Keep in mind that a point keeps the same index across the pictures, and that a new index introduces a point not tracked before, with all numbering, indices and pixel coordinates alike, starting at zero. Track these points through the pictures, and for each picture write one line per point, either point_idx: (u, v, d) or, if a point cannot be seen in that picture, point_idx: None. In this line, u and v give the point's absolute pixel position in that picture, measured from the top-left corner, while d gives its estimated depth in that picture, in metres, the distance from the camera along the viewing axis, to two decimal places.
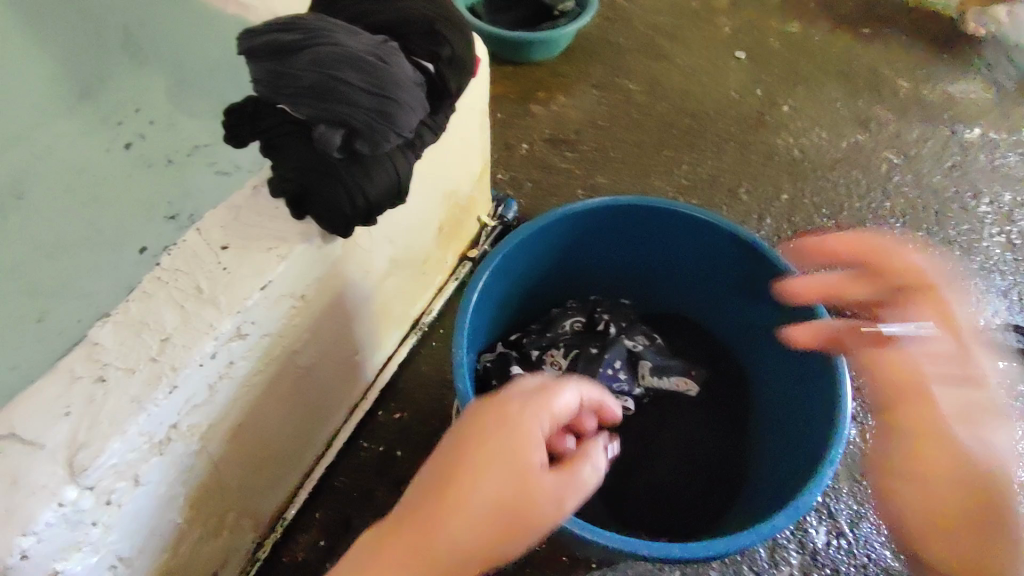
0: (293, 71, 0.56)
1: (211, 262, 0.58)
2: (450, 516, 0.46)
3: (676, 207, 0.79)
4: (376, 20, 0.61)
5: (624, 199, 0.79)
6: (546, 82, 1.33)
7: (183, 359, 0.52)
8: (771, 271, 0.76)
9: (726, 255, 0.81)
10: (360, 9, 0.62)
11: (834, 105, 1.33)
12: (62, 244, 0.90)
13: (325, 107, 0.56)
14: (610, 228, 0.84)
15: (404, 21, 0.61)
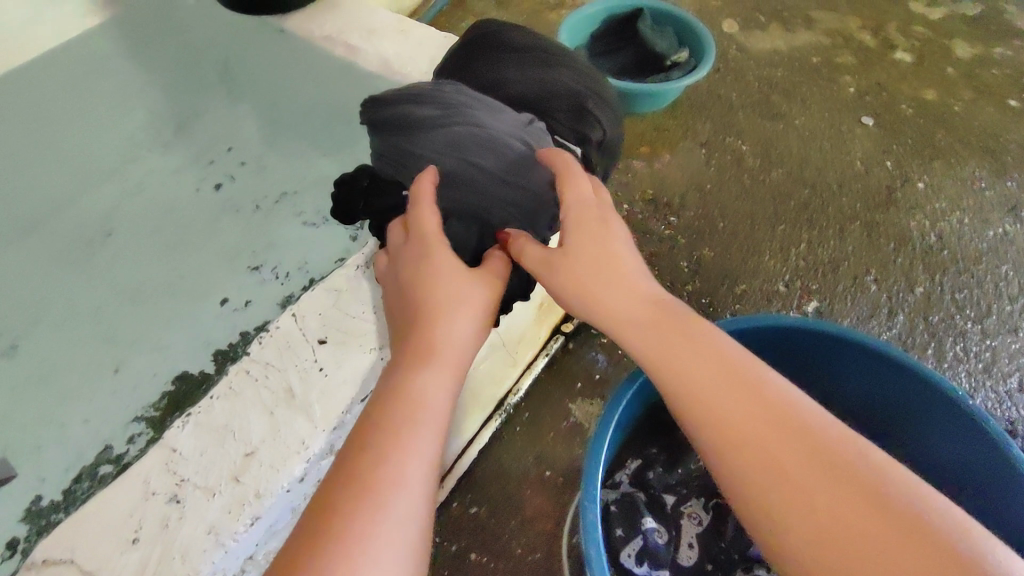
0: (425, 153, 0.53)
1: (306, 359, 0.51)
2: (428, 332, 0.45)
3: (832, 326, 0.67)
4: (515, 91, 0.56)
5: (788, 319, 0.67)
6: (650, 137, 1.23)
7: (269, 483, 0.45)
8: (963, 425, 0.64)
9: (901, 390, 0.68)
10: (496, 77, 0.56)
11: (976, 185, 1.19)
12: (143, 288, 0.86)
13: (459, 197, 0.53)
14: (759, 348, 0.71)
15: (549, 96, 0.55)
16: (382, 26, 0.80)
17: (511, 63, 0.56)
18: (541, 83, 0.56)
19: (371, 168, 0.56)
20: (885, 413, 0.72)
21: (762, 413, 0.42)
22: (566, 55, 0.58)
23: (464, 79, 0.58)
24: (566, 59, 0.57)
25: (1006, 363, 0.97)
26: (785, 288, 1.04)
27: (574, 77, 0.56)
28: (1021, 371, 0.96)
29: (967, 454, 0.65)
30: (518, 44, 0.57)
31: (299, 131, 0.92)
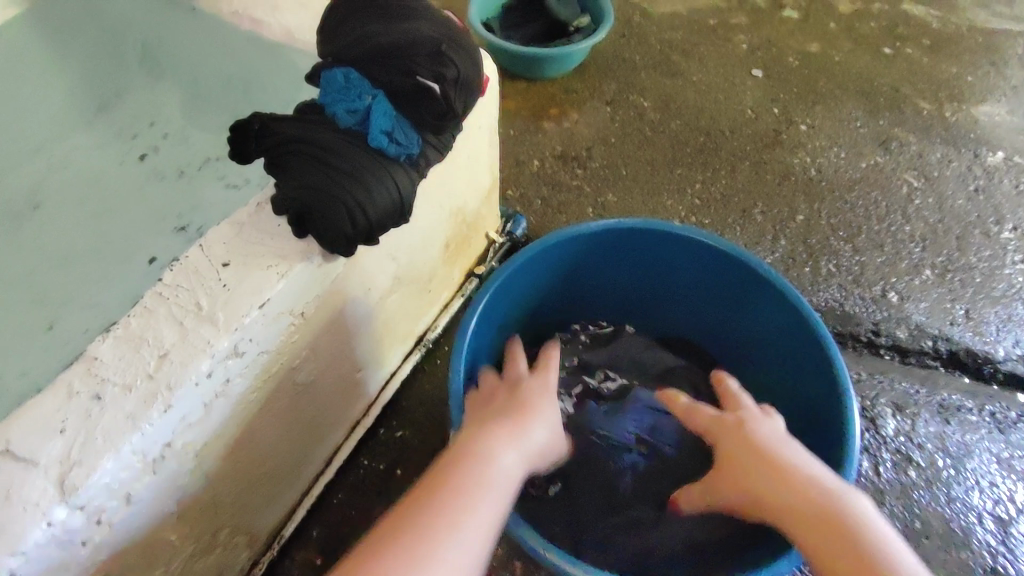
0: (295, 142, 0.62)
1: (211, 278, 0.57)
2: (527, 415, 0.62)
3: (669, 227, 0.77)
4: (380, 41, 0.63)
5: (629, 222, 0.77)
6: (559, 98, 1.32)
7: (179, 377, 0.52)
8: (784, 304, 0.74)
9: (736, 279, 0.78)
10: (365, 30, 0.64)
11: (853, 124, 1.32)
12: (74, 253, 0.91)
13: (305, 179, 0.60)
14: (616, 253, 0.81)
15: (410, 41, 0.62)
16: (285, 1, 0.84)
17: (376, 20, 0.64)
18: (401, 32, 0.63)
19: (263, 115, 0.64)
20: (732, 305, 0.82)
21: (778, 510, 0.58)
22: (424, 10, 0.66)
23: (340, 35, 0.66)
24: (424, 13, 0.65)
25: (873, 275, 1.08)
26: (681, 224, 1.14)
27: (430, 27, 0.64)
28: (885, 280, 1.08)
29: (791, 332, 0.75)
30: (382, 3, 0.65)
31: (218, 104, 0.98)
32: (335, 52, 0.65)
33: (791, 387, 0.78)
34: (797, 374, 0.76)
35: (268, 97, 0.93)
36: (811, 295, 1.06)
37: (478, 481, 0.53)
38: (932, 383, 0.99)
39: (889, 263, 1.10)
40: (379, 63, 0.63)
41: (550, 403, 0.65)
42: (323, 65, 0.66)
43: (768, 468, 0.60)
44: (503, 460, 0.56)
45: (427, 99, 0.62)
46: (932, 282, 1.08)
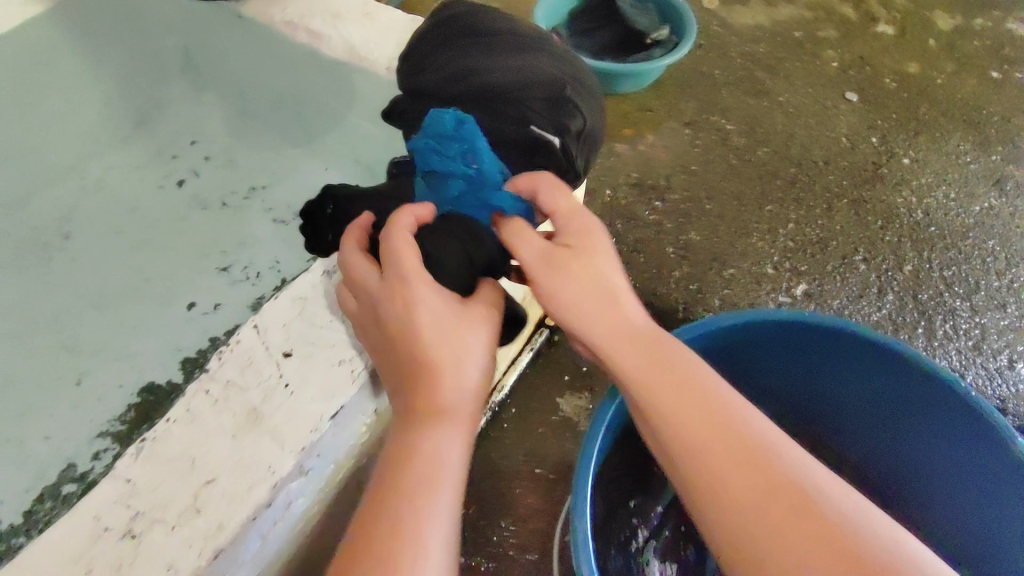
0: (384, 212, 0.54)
1: (270, 375, 0.47)
2: (434, 377, 0.43)
3: (800, 319, 0.65)
4: (488, 80, 0.52)
5: (755, 314, 0.65)
6: (633, 117, 1.19)
7: (233, 512, 0.41)
8: (942, 409, 0.63)
9: (871, 376, 0.66)
10: (467, 64, 0.53)
11: (963, 160, 1.18)
12: (106, 292, 0.81)
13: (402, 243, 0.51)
14: (729, 347, 0.69)
15: (526, 83, 0.52)
16: (348, 10, 0.73)
17: (479, 52, 0.53)
18: (511, 69, 0.52)
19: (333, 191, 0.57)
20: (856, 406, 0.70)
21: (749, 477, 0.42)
22: (537, 42, 0.54)
23: (434, 66, 0.54)
24: (538, 45, 0.54)
25: (996, 341, 0.95)
26: (775, 270, 1.01)
27: (548, 64, 0.53)
28: (1011, 348, 0.95)
29: (948, 439, 0.64)
30: (485, 32, 0.54)
31: (267, 122, 0.88)
32: (426, 89, 0.54)
33: (960, 506, 0.65)
34: (957, 488, 0.65)
35: (325, 119, 0.82)
36: None
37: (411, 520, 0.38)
38: None
39: (1015, 327, 0.97)
40: (487, 108, 0.51)
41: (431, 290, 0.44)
42: (412, 104, 0.56)
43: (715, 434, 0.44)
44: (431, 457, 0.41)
45: (545, 156, 0.52)
46: None
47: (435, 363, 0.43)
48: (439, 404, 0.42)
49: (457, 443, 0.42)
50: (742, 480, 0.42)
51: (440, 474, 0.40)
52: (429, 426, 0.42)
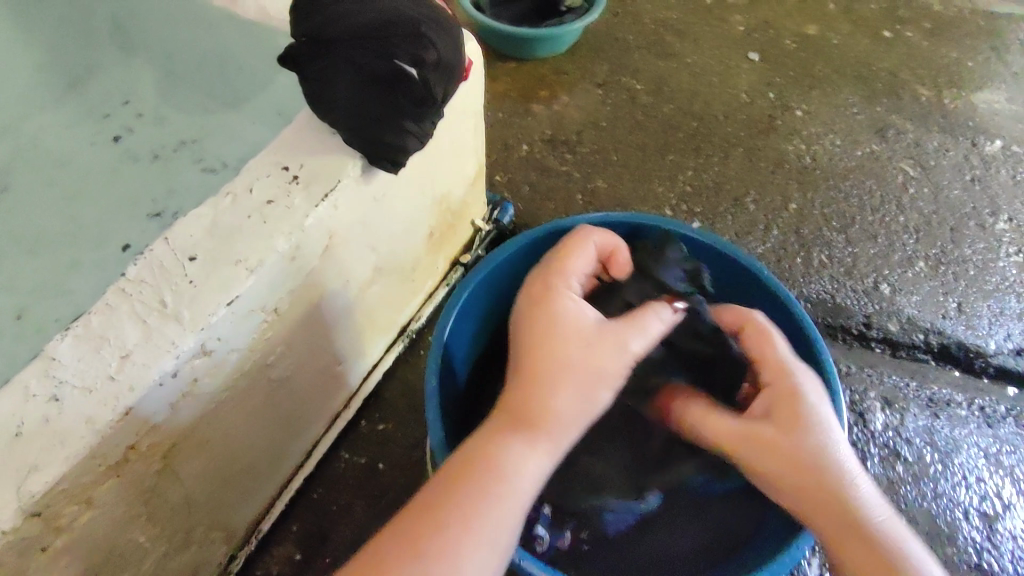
0: (332, 93, 0.62)
1: (178, 275, 0.55)
2: (540, 389, 0.52)
3: (652, 220, 0.77)
4: (357, 21, 0.60)
5: (613, 216, 0.76)
6: (548, 80, 1.29)
7: (142, 378, 0.50)
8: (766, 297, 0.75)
9: (715, 271, 0.79)
10: (341, 9, 0.61)
11: (850, 111, 1.29)
12: (45, 239, 0.88)
13: (353, 117, 0.62)
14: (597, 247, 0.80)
15: (387, 22, 0.60)
16: None
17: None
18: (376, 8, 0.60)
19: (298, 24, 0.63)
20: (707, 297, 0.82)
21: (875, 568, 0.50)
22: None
23: (315, 12, 0.62)
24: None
25: (865, 266, 1.06)
26: (672, 211, 1.12)
27: (409, 5, 0.61)
28: (878, 272, 1.06)
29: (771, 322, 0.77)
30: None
31: (194, 82, 0.95)
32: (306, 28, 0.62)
33: None
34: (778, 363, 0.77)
35: (244, 78, 0.90)
36: (803, 286, 1.04)
37: (491, 491, 0.48)
38: (920, 375, 0.98)
39: (882, 254, 1.08)
40: (355, 46, 0.60)
41: (577, 323, 0.56)
42: (298, 45, 0.64)
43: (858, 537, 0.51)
44: (519, 467, 0.50)
45: (410, 86, 0.62)
46: (924, 274, 1.07)
47: (545, 380, 0.52)
48: (543, 417, 0.51)
49: (545, 465, 0.51)
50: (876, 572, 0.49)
51: (518, 485, 0.49)
52: (531, 436, 0.51)
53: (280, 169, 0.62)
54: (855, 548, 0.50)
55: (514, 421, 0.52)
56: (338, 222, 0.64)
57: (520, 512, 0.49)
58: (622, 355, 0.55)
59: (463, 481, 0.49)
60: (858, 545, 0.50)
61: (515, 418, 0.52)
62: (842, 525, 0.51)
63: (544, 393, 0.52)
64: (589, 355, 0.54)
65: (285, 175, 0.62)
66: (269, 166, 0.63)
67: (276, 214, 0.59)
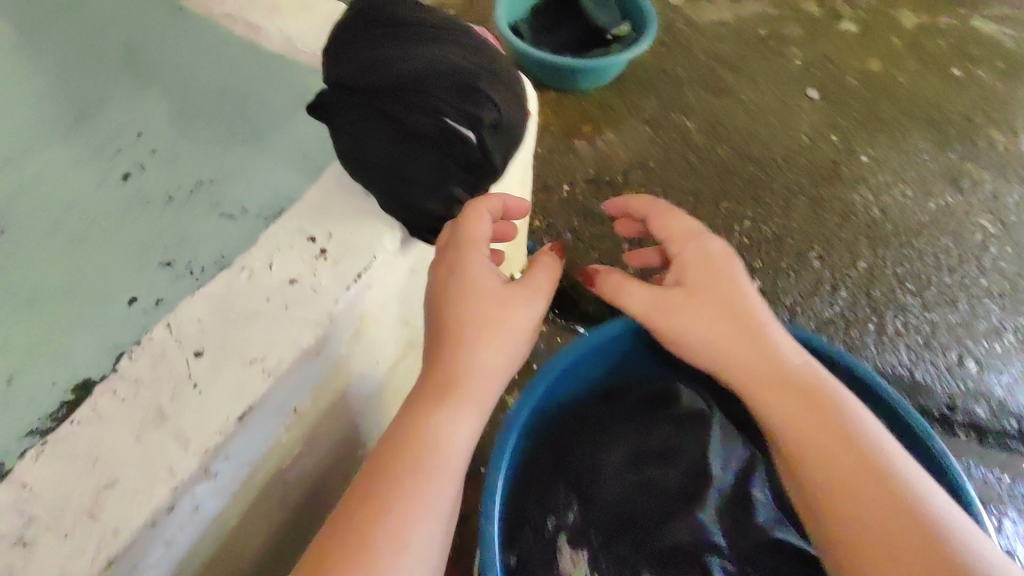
0: (365, 151, 0.52)
1: (179, 375, 0.45)
2: (457, 343, 0.52)
3: None
4: (402, 70, 0.52)
5: None
6: (593, 114, 1.20)
7: (129, 518, 0.40)
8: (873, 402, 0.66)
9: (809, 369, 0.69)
10: (382, 54, 0.52)
11: (921, 157, 1.18)
12: (45, 289, 0.80)
13: (388, 181, 0.52)
14: None
15: (439, 73, 0.52)
16: (285, 2, 0.74)
17: (394, 39, 0.53)
18: (425, 59, 0.52)
19: (330, 74, 0.55)
20: None
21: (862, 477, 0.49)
22: (454, 32, 0.55)
23: (349, 56, 0.53)
24: (455, 36, 0.54)
25: (947, 337, 0.96)
26: None
27: (463, 55, 0.53)
28: (962, 344, 0.95)
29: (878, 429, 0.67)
30: (403, 19, 0.54)
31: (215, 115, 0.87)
32: (340, 73, 0.53)
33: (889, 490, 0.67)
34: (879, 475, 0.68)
35: (268, 115, 0.81)
36: (877, 357, 0.93)
37: (417, 461, 0.48)
38: (1011, 468, 0.87)
39: (965, 323, 0.98)
40: (398, 98, 0.52)
41: (486, 269, 0.53)
42: (329, 92, 0.55)
43: (832, 441, 0.51)
44: (438, 431, 0.49)
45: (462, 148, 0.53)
46: (1013, 349, 0.96)
47: (458, 336, 0.52)
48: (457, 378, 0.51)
49: (467, 421, 0.50)
50: (859, 482, 0.49)
51: (439, 446, 0.49)
52: (442, 401, 0.50)
53: (305, 239, 0.52)
54: (819, 440, 0.52)
55: (432, 389, 0.51)
56: (372, 302, 0.54)
57: (448, 479, 0.49)
58: (528, 310, 0.54)
59: (388, 456, 0.48)
60: (817, 435, 0.52)
61: (432, 384, 0.51)
62: (803, 424, 0.53)
63: (458, 351, 0.51)
64: (497, 307, 0.53)
65: (311, 247, 0.52)
66: (292, 235, 0.52)
67: (300, 298, 0.49)
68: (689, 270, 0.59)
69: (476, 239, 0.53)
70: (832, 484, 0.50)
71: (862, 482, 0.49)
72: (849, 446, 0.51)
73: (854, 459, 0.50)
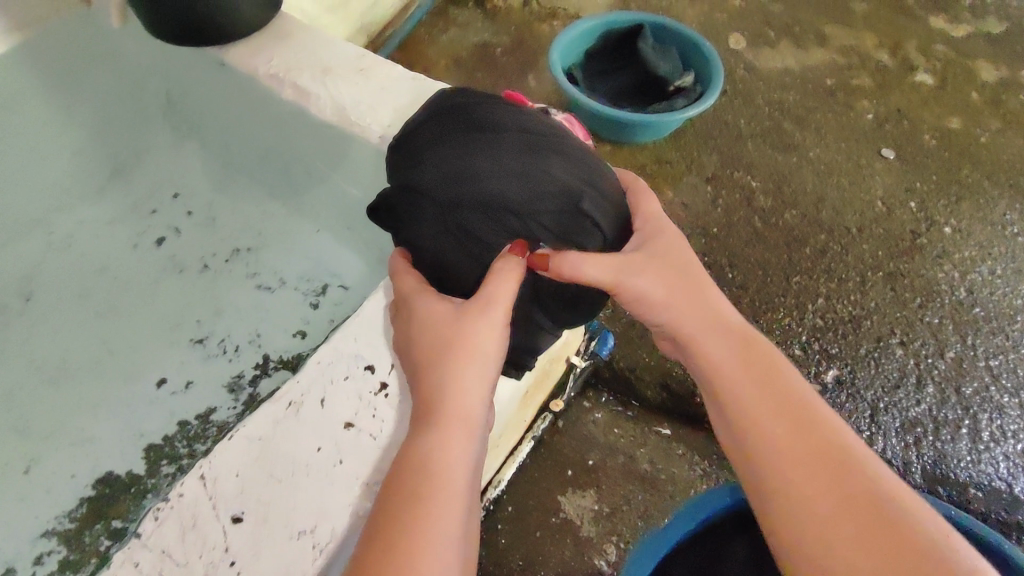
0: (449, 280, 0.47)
1: (215, 546, 0.40)
2: (433, 376, 0.42)
3: None
4: (494, 191, 0.44)
5: None
6: (650, 171, 1.12)
7: None
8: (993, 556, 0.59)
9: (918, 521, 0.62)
10: (468, 165, 0.45)
11: (1008, 231, 1.09)
12: (67, 365, 0.74)
13: None
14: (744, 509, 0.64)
15: (538, 194, 0.45)
16: (339, 67, 0.68)
17: (494, 146, 0.45)
18: (531, 177, 0.45)
19: (400, 174, 0.47)
20: None
21: (826, 476, 0.41)
22: (557, 135, 0.47)
23: (428, 163, 0.46)
24: (557, 143, 0.47)
25: None
26: (802, 352, 0.93)
27: (566, 169, 0.46)
28: None
29: None
30: (494, 120, 0.46)
31: (255, 176, 0.81)
32: (426, 180, 0.45)
33: None
34: None
35: (315, 184, 0.76)
36: (971, 469, 0.86)
37: (425, 489, 0.38)
38: None
39: None
40: (488, 220, 0.45)
41: (430, 304, 0.44)
42: (397, 194, 0.47)
43: (794, 425, 0.43)
44: (438, 454, 0.39)
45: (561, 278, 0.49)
46: None
47: (428, 368, 0.42)
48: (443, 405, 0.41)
49: (467, 444, 0.40)
50: (827, 481, 0.41)
51: (453, 481, 0.39)
52: (427, 425, 0.41)
53: (362, 368, 0.46)
54: (771, 419, 0.44)
55: (418, 425, 0.41)
56: None
57: (464, 504, 0.38)
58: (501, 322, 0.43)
59: (386, 499, 0.38)
60: (766, 410, 0.44)
61: (419, 419, 0.41)
62: (763, 404, 0.45)
63: (433, 376, 0.42)
64: (456, 329, 0.42)
65: (368, 379, 0.46)
66: (346, 364, 0.46)
67: (356, 448, 0.43)
68: (647, 230, 0.50)
69: (406, 287, 0.46)
70: (788, 474, 0.42)
71: (825, 484, 0.41)
72: (812, 431, 0.43)
73: (817, 442, 0.42)
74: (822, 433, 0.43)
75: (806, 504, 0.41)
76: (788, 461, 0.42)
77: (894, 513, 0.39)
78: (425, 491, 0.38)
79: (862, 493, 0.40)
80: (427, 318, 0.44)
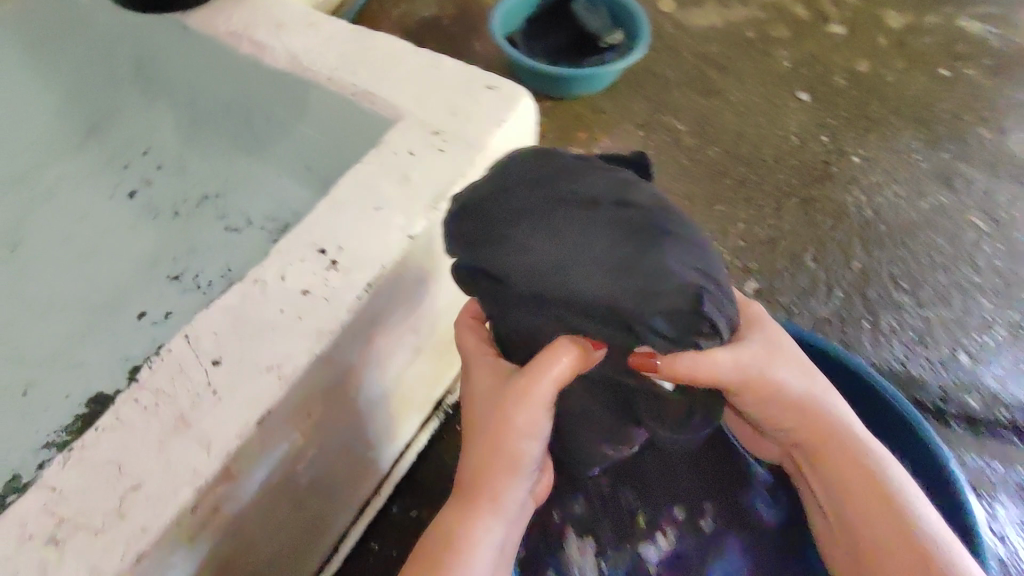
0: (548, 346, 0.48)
1: (198, 381, 0.48)
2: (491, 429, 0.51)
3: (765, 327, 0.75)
4: (594, 289, 0.43)
5: None
6: (586, 120, 1.22)
7: (157, 518, 0.44)
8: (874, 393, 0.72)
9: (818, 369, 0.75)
10: (556, 262, 0.43)
11: (912, 157, 1.21)
12: (54, 304, 0.82)
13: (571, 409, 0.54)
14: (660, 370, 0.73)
15: (650, 290, 0.42)
16: (291, 21, 0.76)
17: (590, 248, 0.43)
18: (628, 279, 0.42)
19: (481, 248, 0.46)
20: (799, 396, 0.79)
21: (861, 490, 0.54)
22: (653, 223, 0.43)
23: (511, 250, 0.44)
24: (656, 240, 0.43)
25: (942, 334, 0.99)
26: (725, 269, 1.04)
27: (670, 264, 0.43)
28: (955, 339, 0.99)
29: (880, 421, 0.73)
30: (573, 210, 0.44)
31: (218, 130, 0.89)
32: (524, 267, 0.44)
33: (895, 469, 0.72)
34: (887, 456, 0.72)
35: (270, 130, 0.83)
36: (873, 355, 0.97)
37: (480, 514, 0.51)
38: (1005, 456, 0.90)
39: (959, 320, 1.01)
40: (593, 310, 0.44)
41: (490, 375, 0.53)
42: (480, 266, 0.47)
43: (839, 453, 0.55)
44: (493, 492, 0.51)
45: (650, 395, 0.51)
46: (1004, 343, 0.99)
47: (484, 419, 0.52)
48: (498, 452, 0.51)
49: (516, 481, 0.52)
50: (859, 490, 0.54)
51: (501, 505, 0.52)
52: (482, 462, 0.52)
53: (315, 252, 0.55)
54: (828, 449, 0.56)
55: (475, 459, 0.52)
56: (381, 310, 0.57)
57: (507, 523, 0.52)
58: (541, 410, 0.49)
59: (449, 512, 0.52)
60: (821, 442, 0.56)
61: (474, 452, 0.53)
62: (813, 435, 0.56)
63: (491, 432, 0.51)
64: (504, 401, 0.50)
65: (322, 260, 0.55)
66: (303, 249, 0.55)
67: (313, 307, 0.52)
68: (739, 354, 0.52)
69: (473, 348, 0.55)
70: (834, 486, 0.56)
71: (858, 495, 0.54)
72: (851, 461, 0.55)
73: (851, 466, 0.55)
74: (856, 456, 0.55)
75: (842, 503, 0.55)
76: (834, 479, 0.56)
77: (907, 521, 0.52)
78: (476, 511, 0.51)
79: (890, 505, 0.53)
80: (483, 377, 0.54)
